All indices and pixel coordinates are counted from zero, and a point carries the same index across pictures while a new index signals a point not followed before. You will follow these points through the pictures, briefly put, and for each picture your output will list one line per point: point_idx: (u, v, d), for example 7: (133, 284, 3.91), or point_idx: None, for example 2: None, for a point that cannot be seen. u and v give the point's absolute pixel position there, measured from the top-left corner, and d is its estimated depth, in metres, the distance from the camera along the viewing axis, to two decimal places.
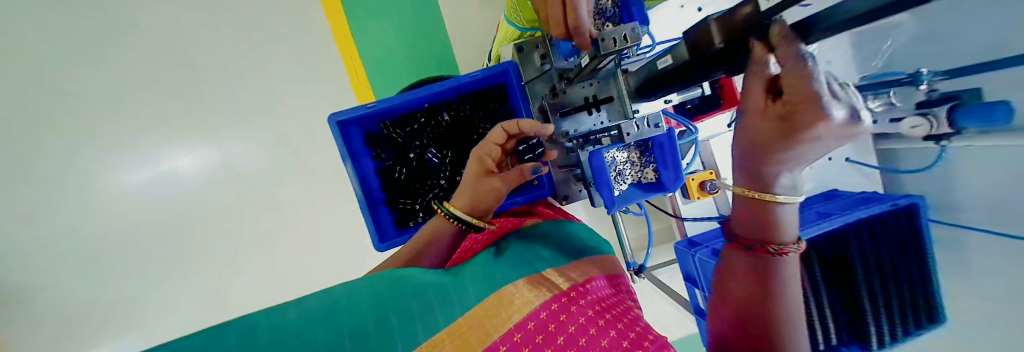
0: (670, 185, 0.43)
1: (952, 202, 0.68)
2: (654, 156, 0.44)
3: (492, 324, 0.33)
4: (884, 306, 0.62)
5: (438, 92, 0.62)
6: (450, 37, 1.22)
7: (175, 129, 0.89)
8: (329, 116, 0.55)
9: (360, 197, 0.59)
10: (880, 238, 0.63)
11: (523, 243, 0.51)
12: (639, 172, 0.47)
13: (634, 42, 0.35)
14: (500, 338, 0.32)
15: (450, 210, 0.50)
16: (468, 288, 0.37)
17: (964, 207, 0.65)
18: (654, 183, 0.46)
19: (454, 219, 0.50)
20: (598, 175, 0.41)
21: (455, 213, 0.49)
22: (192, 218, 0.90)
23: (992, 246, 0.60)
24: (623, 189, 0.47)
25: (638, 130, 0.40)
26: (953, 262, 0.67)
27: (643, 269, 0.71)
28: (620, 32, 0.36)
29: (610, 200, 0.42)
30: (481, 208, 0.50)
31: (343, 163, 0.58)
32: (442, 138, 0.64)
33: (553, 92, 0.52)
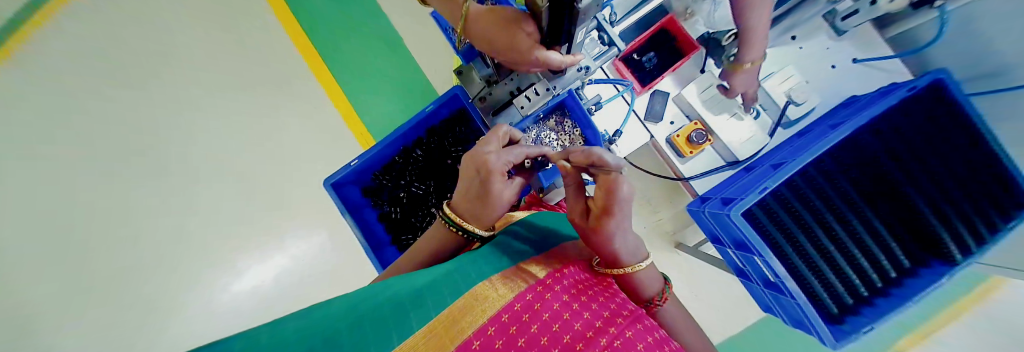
0: (593, 141, 0.61)
1: (1004, 63, 0.55)
2: (574, 118, 0.64)
3: (466, 321, 0.29)
4: (950, 207, 0.51)
5: (407, 133, 0.69)
6: (424, 70, 1.23)
7: (247, 232, 1.13)
8: (323, 181, 0.64)
9: (365, 244, 0.65)
10: (887, 134, 0.57)
11: (501, 242, 0.48)
12: (569, 138, 0.65)
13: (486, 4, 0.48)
14: (474, 333, 0.27)
15: (458, 224, 0.49)
16: (442, 292, 0.33)
17: (1016, 66, 0.53)
18: (583, 143, 0.64)
19: (448, 222, 0.50)
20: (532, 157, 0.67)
21: (465, 228, 0.49)
22: (272, 298, 1.11)
23: None
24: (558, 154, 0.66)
25: (530, 102, 0.54)
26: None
27: None
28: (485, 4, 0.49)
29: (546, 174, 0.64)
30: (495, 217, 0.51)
31: (344, 217, 0.64)
32: (422, 171, 0.70)
33: (481, 97, 0.58)
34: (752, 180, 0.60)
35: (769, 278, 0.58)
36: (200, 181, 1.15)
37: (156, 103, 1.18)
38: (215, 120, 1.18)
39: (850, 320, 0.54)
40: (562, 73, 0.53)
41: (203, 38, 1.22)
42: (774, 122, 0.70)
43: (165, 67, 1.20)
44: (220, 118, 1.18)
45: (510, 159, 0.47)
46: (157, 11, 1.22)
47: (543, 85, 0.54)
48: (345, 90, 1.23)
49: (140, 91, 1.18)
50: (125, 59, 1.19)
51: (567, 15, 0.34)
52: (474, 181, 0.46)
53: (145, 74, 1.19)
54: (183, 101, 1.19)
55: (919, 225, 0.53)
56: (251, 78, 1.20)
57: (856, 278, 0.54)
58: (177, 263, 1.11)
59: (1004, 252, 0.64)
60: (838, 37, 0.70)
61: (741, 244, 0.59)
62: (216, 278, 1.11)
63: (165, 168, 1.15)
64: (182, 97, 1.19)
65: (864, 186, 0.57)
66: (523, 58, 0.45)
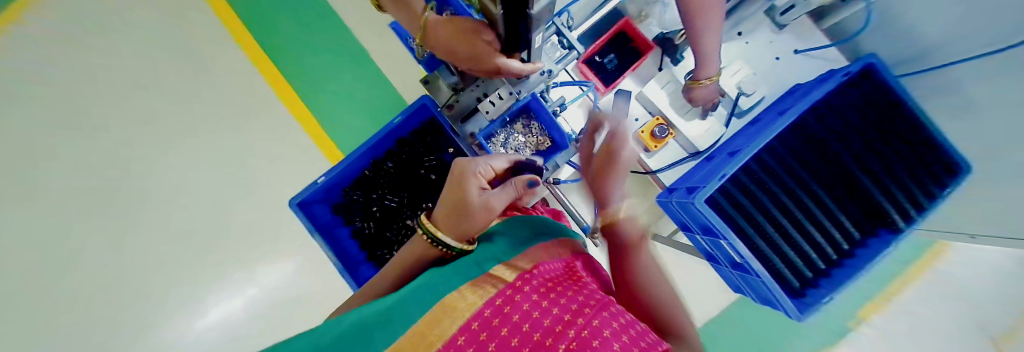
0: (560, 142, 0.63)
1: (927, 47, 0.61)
2: (541, 121, 0.65)
3: (434, 336, 0.28)
4: (888, 178, 0.56)
5: (376, 146, 0.69)
6: (393, 82, 1.22)
7: (214, 262, 1.07)
8: (289, 201, 0.62)
9: (337, 262, 0.63)
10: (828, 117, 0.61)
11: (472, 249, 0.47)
12: (537, 140, 0.67)
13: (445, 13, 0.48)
14: (443, 347, 0.26)
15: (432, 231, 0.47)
16: (409, 307, 0.32)
17: (938, 49, 0.59)
18: (551, 144, 0.66)
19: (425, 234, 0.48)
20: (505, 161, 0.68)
21: (436, 236, 0.47)
22: (245, 331, 1.05)
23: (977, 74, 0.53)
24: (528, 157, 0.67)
25: (495, 106, 0.55)
26: (954, 107, 0.59)
27: (595, 229, 0.69)
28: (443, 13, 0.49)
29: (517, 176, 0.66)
30: (474, 231, 0.49)
31: (314, 237, 0.62)
32: (394, 183, 0.69)
33: (448, 104, 0.59)
34: (715, 168, 0.63)
35: (736, 260, 0.61)
36: (160, 211, 1.09)
37: (106, 132, 1.11)
38: (174, 147, 1.13)
39: (811, 293, 0.57)
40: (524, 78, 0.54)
41: (156, 63, 1.16)
42: (729, 113, 0.74)
43: (114, 95, 1.13)
44: (179, 145, 1.13)
45: (492, 166, 0.51)
46: (102, 37, 1.15)
47: (507, 89, 0.55)
48: (313, 107, 1.20)
49: (89, 122, 1.11)
50: (71, 89, 1.12)
51: (521, 22, 0.36)
52: (455, 180, 0.49)
53: (93, 104, 1.13)
54: (136, 129, 1.12)
55: (864, 197, 0.57)
56: (211, 102, 1.15)
57: (813, 252, 0.57)
58: (138, 302, 1.04)
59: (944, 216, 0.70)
60: (778, 31, 0.76)
61: (709, 229, 0.61)
62: (182, 314, 1.04)
63: (118, 201, 1.08)
64: (135, 126, 1.13)
65: (815, 165, 0.61)
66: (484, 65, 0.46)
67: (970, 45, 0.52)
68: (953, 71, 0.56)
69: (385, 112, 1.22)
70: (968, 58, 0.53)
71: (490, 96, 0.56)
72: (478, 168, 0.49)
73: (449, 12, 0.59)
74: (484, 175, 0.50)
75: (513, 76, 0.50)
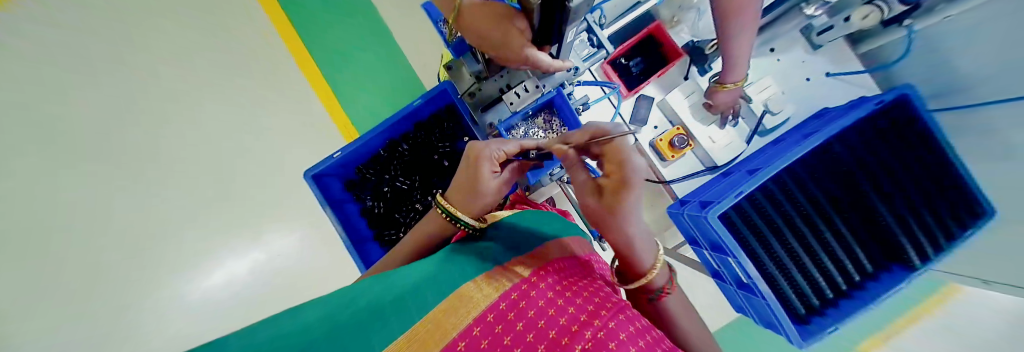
0: None
1: (963, 82, 0.59)
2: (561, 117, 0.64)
3: (451, 323, 0.28)
4: (911, 214, 0.54)
5: (393, 126, 0.69)
6: (413, 67, 1.23)
7: (220, 225, 1.09)
8: (304, 172, 0.62)
9: (346, 238, 0.63)
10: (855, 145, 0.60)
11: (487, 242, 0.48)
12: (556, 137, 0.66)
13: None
14: (459, 334, 0.26)
15: (448, 209, 0.49)
16: (425, 293, 0.32)
17: (975, 85, 0.57)
18: None
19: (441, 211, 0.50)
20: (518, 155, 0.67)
21: (453, 215, 0.49)
22: (245, 295, 1.07)
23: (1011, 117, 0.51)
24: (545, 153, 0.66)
25: (519, 98, 0.55)
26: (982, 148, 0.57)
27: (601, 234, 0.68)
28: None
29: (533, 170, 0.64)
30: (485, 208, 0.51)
31: (325, 210, 0.63)
32: (407, 165, 0.70)
33: (470, 92, 0.59)
34: (732, 184, 0.62)
35: (743, 280, 0.60)
36: (173, 169, 1.10)
37: (114, 83, 1.08)
38: (193, 108, 1.13)
39: (815, 321, 0.57)
40: (551, 74, 0.54)
41: (181, 23, 1.17)
42: (751, 130, 0.72)
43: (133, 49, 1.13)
44: (198, 106, 1.13)
45: (505, 151, 0.47)
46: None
47: (533, 82, 0.55)
48: (332, 83, 1.21)
49: (95, 69, 1.07)
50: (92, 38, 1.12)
51: (558, 14, 0.35)
52: (467, 164, 0.47)
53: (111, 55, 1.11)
54: (153, 85, 1.12)
55: (881, 230, 0.56)
56: (230, 67, 1.16)
57: (822, 280, 0.56)
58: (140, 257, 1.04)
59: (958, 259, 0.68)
60: (812, 52, 0.73)
61: (717, 246, 0.60)
62: (184, 273, 1.06)
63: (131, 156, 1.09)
64: (152, 81, 1.12)
65: (834, 192, 0.60)
66: (513, 56, 0.45)
67: (1012, 84, 0.49)
68: (988, 110, 0.54)
69: (401, 95, 1.23)
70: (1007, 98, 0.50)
71: (515, 87, 0.56)
72: (487, 153, 0.45)
73: None
74: (495, 160, 0.46)
75: (541, 70, 0.49)
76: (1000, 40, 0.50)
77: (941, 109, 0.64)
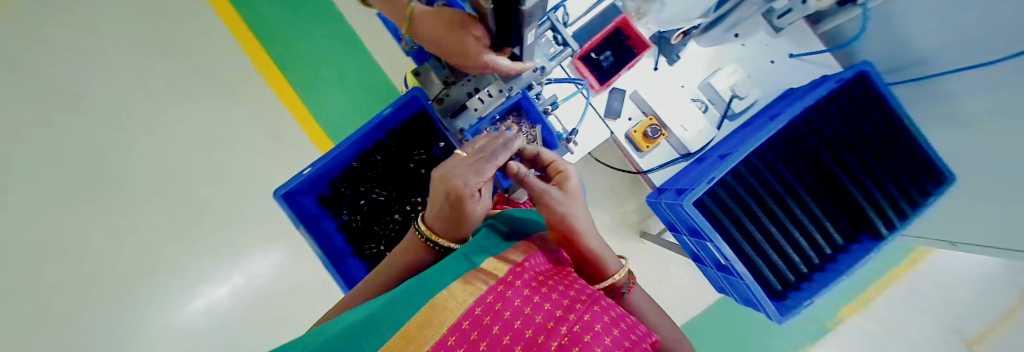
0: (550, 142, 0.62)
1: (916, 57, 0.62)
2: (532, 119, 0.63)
3: (426, 338, 0.27)
4: (877, 186, 0.57)
5: (364, 137, 0.67)
6: (387, 75, 1.24)
7: (191, 251, 1.03)
8: (273, 192, 0.60)
9: (323, 256, 0.61)
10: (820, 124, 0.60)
11: (465, 238, 0.47)
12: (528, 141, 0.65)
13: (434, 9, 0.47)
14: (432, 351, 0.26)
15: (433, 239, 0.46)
16: (399, 308, 0.32)
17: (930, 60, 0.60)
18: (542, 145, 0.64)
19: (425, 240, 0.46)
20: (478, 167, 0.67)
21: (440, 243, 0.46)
22: (223, 323, 1.01)
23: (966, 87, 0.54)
24: None
25: (484, 103, 0.54)
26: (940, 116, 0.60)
27: None
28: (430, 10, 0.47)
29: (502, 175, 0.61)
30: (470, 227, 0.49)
31: (298, 229, 0.61)
32: (383, 175, 0.68)
33: (438, 98, 0.57)
34: (706, 169, 0.63)
35: (722, 263, 0.62)
36: (135, 195, 1.01)
37: (54, 98, 0.95)
38: (152, 127, 1.04)
39: (793, 296, 0.58)
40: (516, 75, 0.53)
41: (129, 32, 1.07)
42: (721, 115, 0.74)
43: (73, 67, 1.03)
44: (158, 124, 1.05)
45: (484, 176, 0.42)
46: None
47: (497, 87, 0.54)
48: (305, 96, 1.19)
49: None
50: None
51: (513, 18, 0.34)
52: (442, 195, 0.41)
53: None
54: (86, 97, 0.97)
55: (849, 203, 0.58)
56: (191, 83, 1.10)
57: (797, 256, 0.58)
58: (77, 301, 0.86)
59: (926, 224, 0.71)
60: (774, 34, 0.75)
61: (696, 232, 0.61)
62: (152, 306, 0.99)
63: None
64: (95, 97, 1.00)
65: (803, 170, 0.61)
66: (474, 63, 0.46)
67: (970, 52, 0.51)
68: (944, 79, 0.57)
69: (378, 105, 1.23)
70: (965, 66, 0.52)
71: (480, 92, 0.55)
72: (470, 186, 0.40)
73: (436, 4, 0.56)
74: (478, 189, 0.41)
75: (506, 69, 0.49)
76: (957, 9, 0.51)
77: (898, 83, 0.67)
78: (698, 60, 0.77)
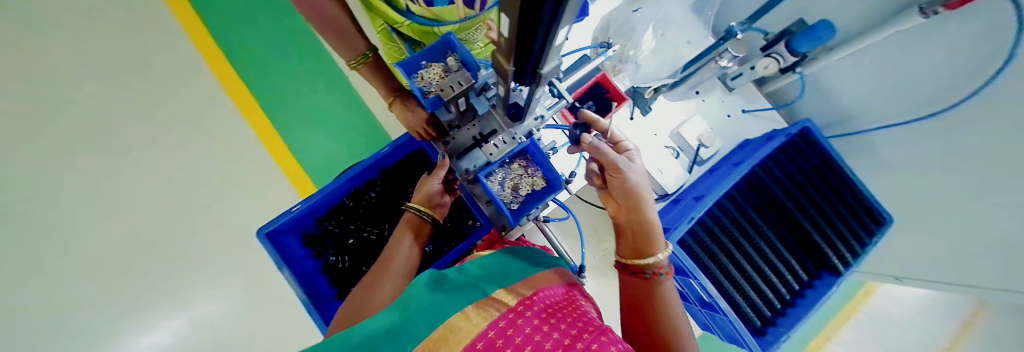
0: (555, 183, 0.64)
1: (860, 114, 0.75)
2: (536, 162, 0.66)
3: None
4: (827, 227, 0.66)
5: (359, 174, 0.68)
6: (372, 110, 1.23)
7: (125, 305, 0.88)
8: (257, 231, 0.57)
9: (305, 299, 0.57)
10: (779, 175, 0.70)
11: (474, 269, 0.47)
12: (532, 181, 0.66)
13: (465, 84, 0.49)
14: None
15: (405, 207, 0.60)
16: (415, 324, 0.31)
17: (875, 115, 0.71)
18: (545, 186, 0.66)
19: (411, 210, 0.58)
20: (474, 208, 0.70)
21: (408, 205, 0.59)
22: None
23: (923, 134, 0.63)
24: (522, 200, 0.65)
25: (497, 149, 0.59)
26: (896, 163, 0.70)
27: (582, 269, 0.63)
28: (452, 81, 0.49)
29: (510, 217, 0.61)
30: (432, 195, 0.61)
31: (281, 271, 0.57)
32: (375, 212, 0.68)
33: (444, 141, 0.63)
34: (681, 210, 0.70)
35: (704, 300, 0.65)
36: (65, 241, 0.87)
37: None
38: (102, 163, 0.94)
39: (772, 331, 0.61)
40: (519, 122, 0.57)
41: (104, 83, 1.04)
42: (690, 161, 0.83)
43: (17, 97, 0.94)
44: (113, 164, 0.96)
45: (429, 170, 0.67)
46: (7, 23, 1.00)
47: (508, 135, 0.60)
48: (285, 133, 1.16)
49: None
50: None
51: (528, 78, 0.38)
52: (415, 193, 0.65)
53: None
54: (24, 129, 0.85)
55: (808, 242, 0.66)
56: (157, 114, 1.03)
57: (771, 293, 0.63)
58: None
59: (888, 259, 0.78)
60: (728, 93, 0.88)
61: (680, 269, 0.65)
62: None
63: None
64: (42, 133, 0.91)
65: (766, 212, 0.69)
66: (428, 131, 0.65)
67: (925, 104, 0.61)
68: (895, 131, 0.68)
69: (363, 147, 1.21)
70: (921, 117, 0.62)
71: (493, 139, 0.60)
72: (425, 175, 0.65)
73: (439, 69, 0.58)
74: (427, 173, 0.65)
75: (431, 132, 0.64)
76: (900, 65, 0.62)
77: (847, 134, 0.79)
78: (668, 112, 0.88)
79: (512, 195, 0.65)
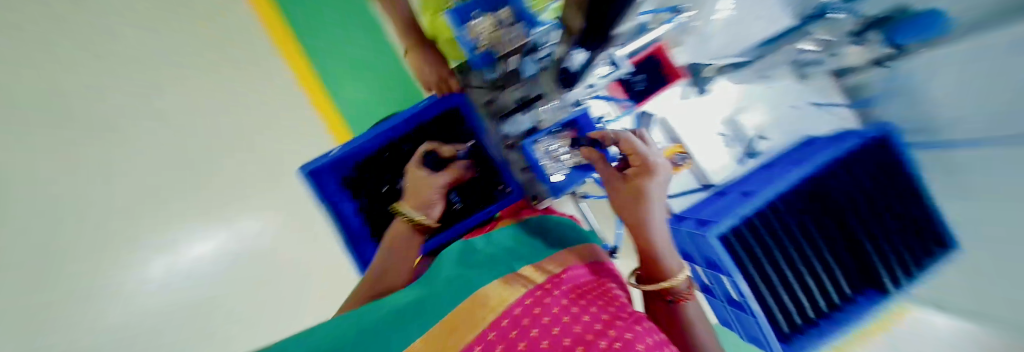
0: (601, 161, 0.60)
1: None
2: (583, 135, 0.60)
3: (463, 330, 0.27)
4: (884, 243, 0.62)
5: (395, 127, 0.66)
6: None
7: None
8: (299, 167, 0.61)
9: (340, 237, 0.63)
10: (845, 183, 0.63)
11: (503, 242, 0.48)
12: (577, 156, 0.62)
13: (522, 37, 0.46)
14: (472, 341, 0.25)
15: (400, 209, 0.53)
16: (443, 296, 0.32)
17: None
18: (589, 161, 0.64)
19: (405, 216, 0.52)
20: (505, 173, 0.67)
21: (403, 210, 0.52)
22: None
23: None
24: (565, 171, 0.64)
25: (548, 115, 0.60)
26: None
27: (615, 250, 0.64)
28: (511, 32, 0.47)
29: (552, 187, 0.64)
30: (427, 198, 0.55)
31: (319, 207, 0.62)
32: (408, 166, 0.67)
33: (488, 100, 0.62)
34: (724, 205, 0.68)
35: (733, 298, 0.64)
36: None
37: None
38: None
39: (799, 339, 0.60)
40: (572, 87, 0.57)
41: None
42: (745, 152, 0.77)
43: None
44: None
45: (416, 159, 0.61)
46: None
47: (560, 101, 0.58)
48: (325, 78, 1.16)
49: None
50: None
51: (598, 34, 0.32)
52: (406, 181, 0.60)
53: None
54: None
55: (861, 257, 0.62)
56: None
57: (807, 302, 0.60)
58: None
59: None
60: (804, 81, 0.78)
61: (714, 264, 0.64)
62: None
63: None
64: None
65: (823, 220, 0.63)
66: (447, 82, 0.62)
67: None
68: None
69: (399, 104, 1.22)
70: None
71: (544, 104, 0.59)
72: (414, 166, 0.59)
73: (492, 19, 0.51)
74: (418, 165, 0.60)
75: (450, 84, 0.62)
76: None
77: None
78: (729, 95, 0.80)
79: (556, 165, 0.62)
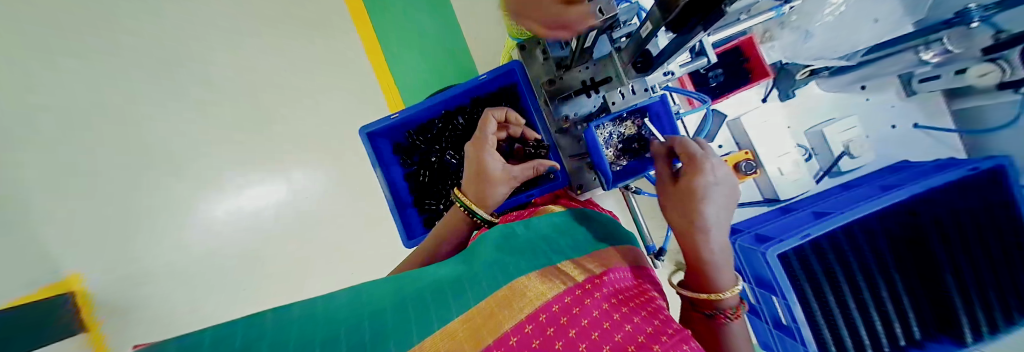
0: None
1: None
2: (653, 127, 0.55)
3: (500, 318, 0.25)
4: (976, 291, 0.55)
5: (451, 98, 0.65)
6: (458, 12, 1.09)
7: None
8: (360, 129, 0.61)
9: (390, 201, 0.65)
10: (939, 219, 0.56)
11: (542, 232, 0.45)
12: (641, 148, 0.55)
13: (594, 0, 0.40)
14: (507, 332, 0.23)
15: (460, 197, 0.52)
16: (481, 282, 0.30)
17: None
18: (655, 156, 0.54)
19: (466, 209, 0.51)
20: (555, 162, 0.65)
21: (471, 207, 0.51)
22: None
23: None
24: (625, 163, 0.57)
25: (624, 99, 0.49)
26: None
27: (664, 252, 0.63)
28: None
29: (606, 173, 0.51)
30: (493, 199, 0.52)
31: (374, 169, 0.64)
32: (458, 139, 0.66)
33: (551, 79, 0.56)
34: (787, 225, 0.63)
35: (782, 321, 0.61)
36: None
37: None
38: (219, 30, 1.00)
39: None
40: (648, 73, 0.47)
41: None
42: (822, 170, 0.73)
43: None
44: None
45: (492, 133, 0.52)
46: None
47: (641, 85, 0.48)
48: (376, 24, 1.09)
49: None
50: None
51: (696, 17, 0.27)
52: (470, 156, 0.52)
53: None
54: None
55: (942, 302, 0.55)
56: None
57: (866, 341, 0.56)
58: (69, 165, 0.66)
59: None
60: (906, 97, 0.71)
61: (764, 283, 0.61)
62: None
63: None
64: None
65: (900, 257, 0.57)
66: None
67: None
68: None
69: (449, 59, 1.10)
70: None
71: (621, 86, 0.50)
72: (485, 144, 0.51)
73: None
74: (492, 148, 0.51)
75: None
76: None
77: None
78: (811, 103, 0.76)
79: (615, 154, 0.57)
